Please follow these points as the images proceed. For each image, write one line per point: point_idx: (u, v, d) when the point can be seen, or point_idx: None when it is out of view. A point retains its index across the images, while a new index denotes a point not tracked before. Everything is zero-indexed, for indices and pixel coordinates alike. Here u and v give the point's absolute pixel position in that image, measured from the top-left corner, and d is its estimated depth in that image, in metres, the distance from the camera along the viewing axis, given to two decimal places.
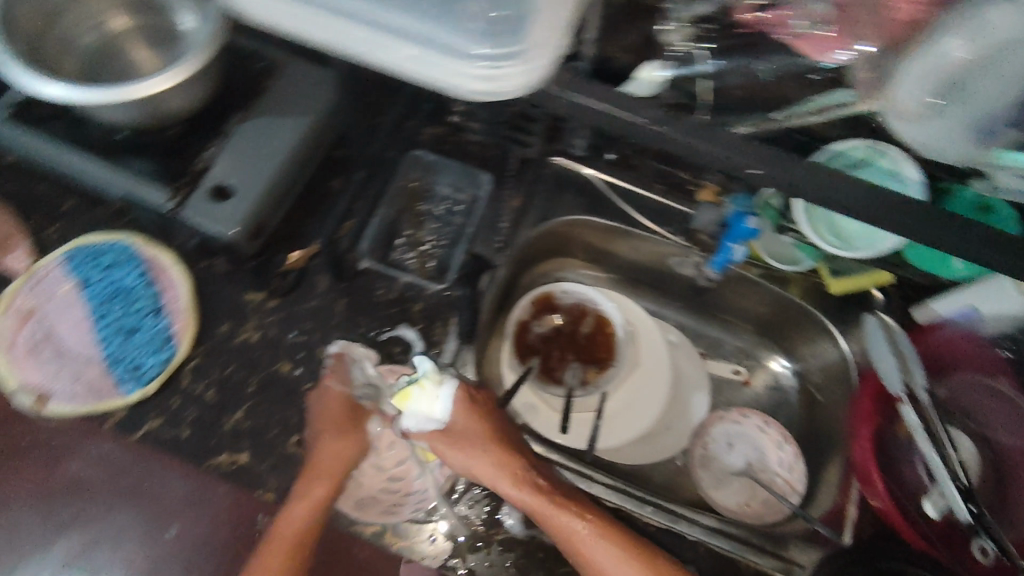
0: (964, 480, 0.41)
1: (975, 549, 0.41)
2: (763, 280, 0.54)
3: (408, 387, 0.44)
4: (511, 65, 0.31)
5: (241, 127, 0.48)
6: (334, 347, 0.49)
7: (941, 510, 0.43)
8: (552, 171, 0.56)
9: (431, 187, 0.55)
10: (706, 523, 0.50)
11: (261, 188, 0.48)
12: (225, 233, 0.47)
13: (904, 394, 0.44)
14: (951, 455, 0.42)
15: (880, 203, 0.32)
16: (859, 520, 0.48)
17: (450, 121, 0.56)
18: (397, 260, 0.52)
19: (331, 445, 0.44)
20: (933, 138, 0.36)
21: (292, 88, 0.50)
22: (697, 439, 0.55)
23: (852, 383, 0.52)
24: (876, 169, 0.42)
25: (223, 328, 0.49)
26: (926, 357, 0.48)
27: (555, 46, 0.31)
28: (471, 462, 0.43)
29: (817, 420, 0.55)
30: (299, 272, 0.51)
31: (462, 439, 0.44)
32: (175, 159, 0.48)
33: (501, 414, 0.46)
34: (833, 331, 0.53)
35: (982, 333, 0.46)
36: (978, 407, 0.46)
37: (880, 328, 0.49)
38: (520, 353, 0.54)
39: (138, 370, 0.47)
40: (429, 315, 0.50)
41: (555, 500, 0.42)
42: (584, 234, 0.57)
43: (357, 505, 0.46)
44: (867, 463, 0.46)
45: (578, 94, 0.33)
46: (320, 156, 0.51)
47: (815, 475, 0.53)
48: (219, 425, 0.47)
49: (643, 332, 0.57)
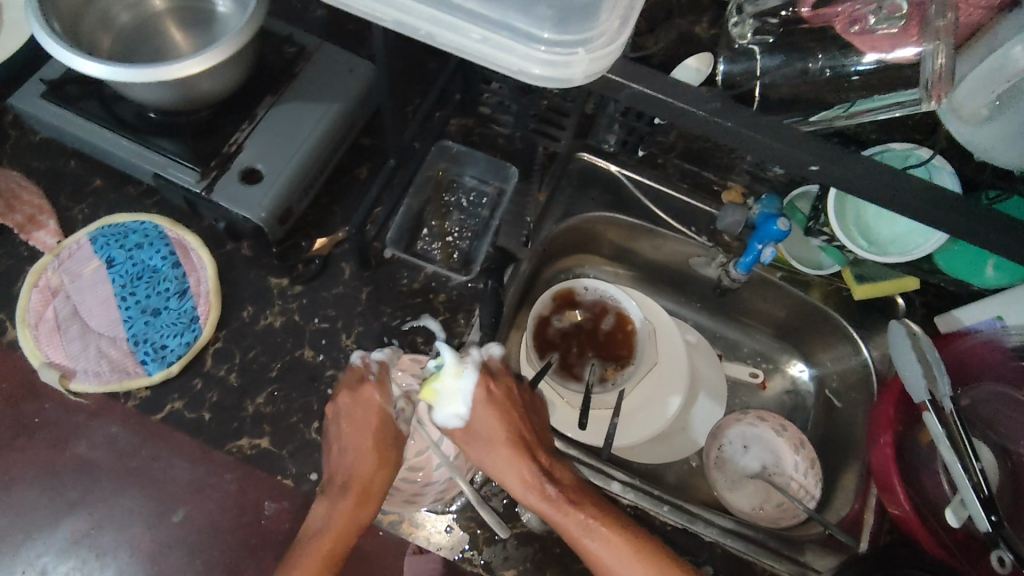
0: (986, 491, 0.39)
1: (993, 559, 0.39)
2: (787, 283, 0.53)
3: (432, 382, 0.41)
4: (582, 53, 0.30)
5: (274, 111, 0.48)
6: (376, 354, 0.43)
7: (962, 519, 0.40)
8: (578, 167, 0.55)
9: (458, 178, 0.55)
10: (723, 523, 0.47)
11: (289, 172, 0.47)
12: (253, 217, 0.46)
13: (927, 403, 0.41)
14: (975, 465, 0.39)
15: (920, 204, 0.32)
16: (876, 528, 0.46)
17: (478, 112, 0.56)
18: (422, 251, 0.52)
19: (351, 434, 0.42)
20: (988, 138, 0.38)
21: (324, 74, 0.50)
22: (713, 441, 0.54)
23: (873, 389, 0.51)
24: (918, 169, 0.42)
25: (247, 313, 0.49)
26: (950, 364, 0.46)
27: (619, 35, 0.30)
28: (486, 456, 0.40)
29: (833, 428, 0.54)
30: (323, 259, 0.51)
31: (478, 433, 0.40)
32: (206, 142, 0.47)
33: (525, 406, 0.42)
34: (855, 337, 0.52)
35: (1006, 344, 0.45)
36: (999, 417, 0.43)
37: (903, 331, 0.45)
38: (541, 348, 0.54)
39: (162, 351, 0.47)
40: (452, 307, 0.50)
41: (567, 498, 0.39)
42: (607, 232, 0.56)
43: None
44: (887, 469, 0.44)
45: (629, 85, 0.32)
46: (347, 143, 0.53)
47: (832, 480, 0.52)
48: (240, 409, 0.47)
49: (663, 331, 0.57)
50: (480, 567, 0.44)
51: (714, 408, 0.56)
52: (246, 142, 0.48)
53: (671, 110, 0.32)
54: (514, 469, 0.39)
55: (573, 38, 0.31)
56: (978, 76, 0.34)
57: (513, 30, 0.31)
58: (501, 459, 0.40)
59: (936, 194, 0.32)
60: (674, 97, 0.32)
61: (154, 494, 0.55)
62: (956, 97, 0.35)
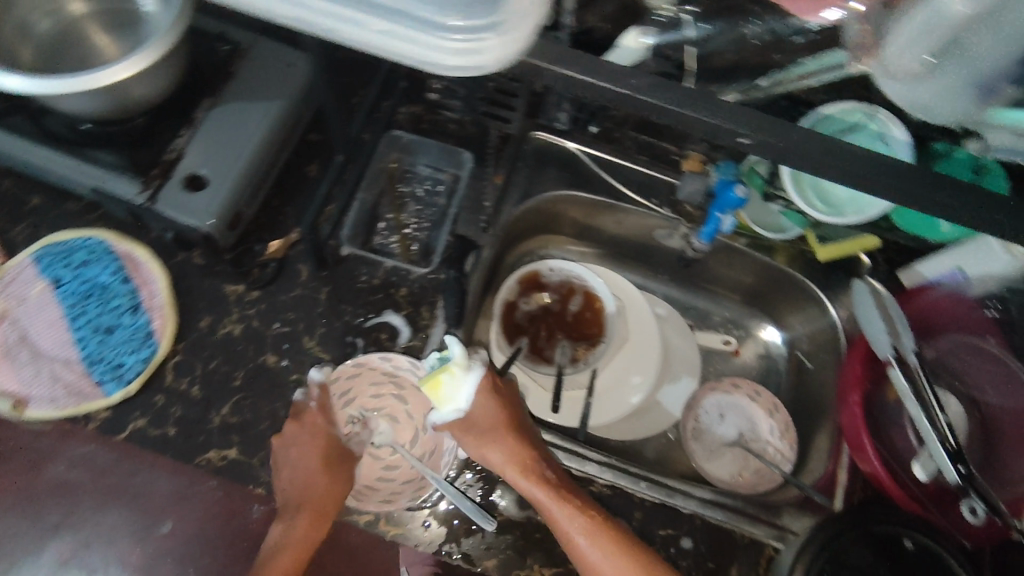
0: (953, 442, 0.42)
1: (966, 511, 0.43)
2: (751, 249, 0.54)
3: (438, 373, 0.44)
4: (491, 37, 0.31)
5: (213, 114, 0.47)
6: (317, 374, 0.47)
7: (930, 472, 0.44)
8: (533, 146, 0.55)
9: (411, 168, 0.54)
10: (702, 495, 0.48)
11: (234, 176, 0.46)
12: (201, 225, 0.45)
13: (893, 358, 0.44)
14: (940, 417, 0.42)
15: (876, 164, 0.31)
16: (850, 487, 0.48)
17: (427, 99, 0.54)
18: (380, 245, 0.52)
19: (302, 446, 0.45)
20: (931, 96, 0.35)
21: (262, 71, 0.49)
22: (689, 412, 0.55)
23: (841, 350, 0.52)
24: (865, 133, 0.42)
25: (205, 322, 0.48)
26: (914, 318, 0.49)
27: (531, 16, 0.31)
28: (489, 452, 0.43)
29: (804, 387, 0.56)
30: (279, 262, 0.50)
31: (485, 430, 0.44)
32: (143, 150, 0.46)
33: (520, 407, 0.46)
34: (822, 300, 0.53)
35: (969, 295, 0.47)
36: (966, 368, 0.47)
37: (868, 292, 0.46)
38: (509, 334, 0.54)
39: (119, 370, 0.46)
40: (415, 299, 0.50)
41: (559, 495, 0.42)
42: (568, 210, 0.56)
43: (355, 496, 0.46)
44: (857, 425, 0.45)
45: (561, 65, 0.31)
46: (294, 141, 0.51)
47: (804, 444, 0.53)
48: (205, 422, 0.46)
49: (632, 308, 0.57)
50: (460, 560, 0.44)
51: (687, 383, 0.56)
52: (187, 148, 0.46)
53: (602, 93, 0.32)
54: (512, 463, 0.43)
55: (483, 23, 0.31)
56: (917, 17, 0.32)
57: (420, 20, 0.32)
58: (501, 456, 0.43)
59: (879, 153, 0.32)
60: (607, 80, 0.31)
61: (134, 506, 0.50)
62: (887, 54, 0.34)
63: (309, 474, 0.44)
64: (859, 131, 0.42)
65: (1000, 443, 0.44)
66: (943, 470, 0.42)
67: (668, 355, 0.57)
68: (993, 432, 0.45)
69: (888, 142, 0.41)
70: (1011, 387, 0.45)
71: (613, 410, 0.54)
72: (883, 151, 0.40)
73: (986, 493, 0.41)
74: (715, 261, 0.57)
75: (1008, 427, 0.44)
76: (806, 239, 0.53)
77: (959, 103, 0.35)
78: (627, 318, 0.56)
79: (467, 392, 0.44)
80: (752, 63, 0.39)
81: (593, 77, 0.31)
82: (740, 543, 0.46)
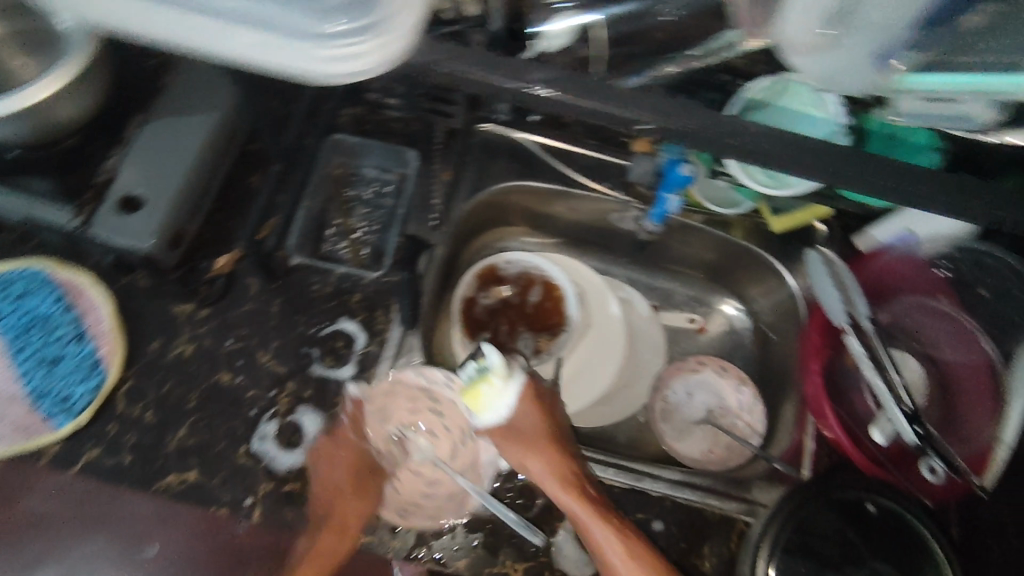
0: (908, 405, 0.49)
1: (926, 470, 0.50)
2: (707, 226, 0.58)
3: (479, 385, 0.49)
4: (358, 42, 0.37)
5: (142, 135, 0.48)
6: (354, 391, 0.51)
7: (887, 434, 0.50)
8: (479, 138, 0.59)
9: (357, 170, 0.57)
10: (670, 477, 0.52)
11: (171, 197, 0.48)
12: (142, 247, 0.47)
13: (846, 326, 0.50)
14: (895, 380, 0.50)
15: (795, 146, 0.40)
16: (816, 453, 0.53)
17: (368, 100, 0.58)
18: (330, 251, 0.55)
19: (337, 469, 0.49)
20: (833, 69, 0.42)
21: (188, 80, 0.50)
22: (657, 394, 0.60)
23: (801, 317, 0.57)
24: (792, 113, 0.50)
25: (154, 346, 0.51)
26: (871, 280, 0.55)
27: (396, 26, 0.37)
28: (527, 462, 0.49)
29: (768, 360, 0.61)
30: (226, 277, 0.53)
31: (525, 441, 0.49)
32: (72, 175, 0.49)
33: (559, 422, 0.52)
34: (781, 271, 0.58)
35: (921, 256, 0.52)
36: (921, 328, 0.53)
37: (822, 262, 0.54)
38: (470, 329, 0.59)
39: (68, 402, 0.49)
40: (368, 304, 0.53)
41: (590, 503, 0.47)
42: (516, 200, 0.61)
43: (398, 513, 0.50)
44: (819, 397, 0.50)
45: (436, 65, 0.39)
46: (235, 151, 0.53)
47: (772, 416, 0.58)
48: (162, 447, 0.49)
49: (592, 294, 0.62)
50: (433, 561, 0.49)
51: (653, 362, 0.62)
52: (120, 170, 0.48)
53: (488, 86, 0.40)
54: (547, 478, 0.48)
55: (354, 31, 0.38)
56: (805, 4, 0.39)
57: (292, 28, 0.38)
58: (534, 467, 0.48)
59: (785, 139, 0.41)
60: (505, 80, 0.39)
61: (114, 531, 0.48)
62: (788, 34, 0.41)
63: (332, 494, 0.48)
64: (784, 110, 0.50)
65: (955, 393, 0.51)
66: (901, 432, 0.49)
67: (634, 335, 0.62)
68: (949, 384, 0.51)
69: (827, 123, 0.49)
70: (961, 342, 0.51)
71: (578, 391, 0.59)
72: (816, 132, 0.49)
73: (945, 454, 0.48)
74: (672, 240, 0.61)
75: (959, 379, 0.51)
76: (760, 212, 0.58)
77: (863, 72, 0.42)
78: (588, 305, 0.62)
79: (507, 400, 0.49)
80: (665, 41, 0.50)
81: (490, 74, 0.39)
82: (709, 519, 0.50)
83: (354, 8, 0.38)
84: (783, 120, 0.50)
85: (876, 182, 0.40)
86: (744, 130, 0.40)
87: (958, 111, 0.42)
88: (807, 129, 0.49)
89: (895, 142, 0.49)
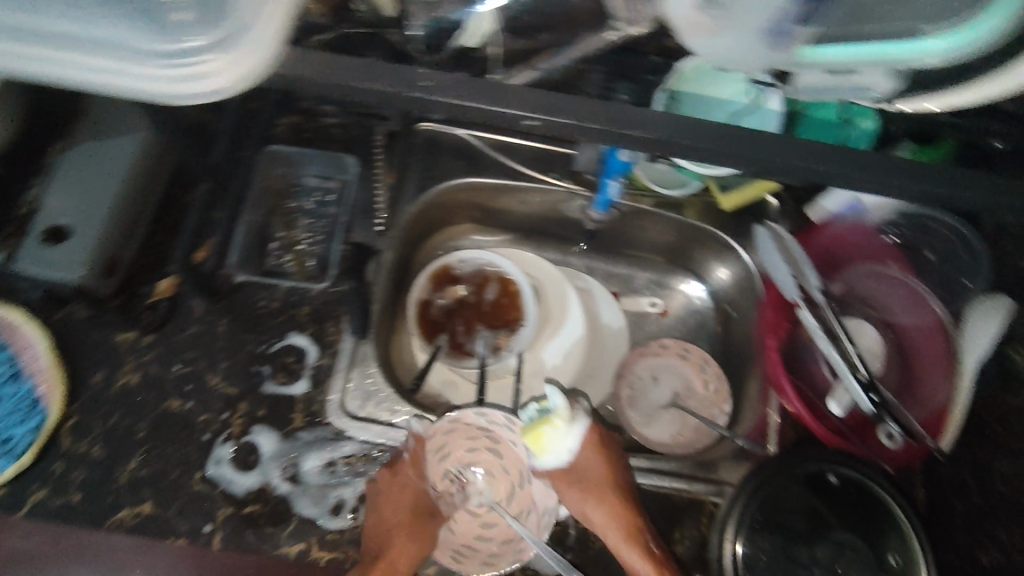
0: (863, 373, 0.59)
1: (885, 437, 0.60)
2: (658, 207, 0.69)
3: (545, 425, 0.59)
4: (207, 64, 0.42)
5: (79, 170, 0.64)
6: (417, 426, 0.61)
7: (844, 404, 0.60)
8: (421, 136, 0.71)
9: (297, 179, 0.70)
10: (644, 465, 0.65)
11: (106, 222, 0.63)
12: (69, 275, 0.62)
13: (796, 301, 0.61)
14: (850, 350, 0.60)
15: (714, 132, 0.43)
16: (782, 426, 0.64)
17: (300, 111, 0.71)
18: (273, 266, 0.68)
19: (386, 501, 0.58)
20: (726, 48, 0.47)
21: (104, 110, 0.66)
22: (624, 380, 0.70)
23: (756, 292, 0.69)
24: (727, 104, 0.57)
25: (97, 378, 0.63)
26: (823, 244, 0.66)
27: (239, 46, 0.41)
28: (586, 501, 0.58)
29: (729, 341, 0.73)
30: (168, 300, 0.65)
31: (582, 478, 0.59)
32: (3, 206, 0.64)
33: (623, 467, 0.61)
34: (732, 245, 0.69)
35: (868, 219, 0.63)
36: (871, 294, 0.65)
37: (773, 239, 0.65)
38: (428, 332, 0.72)
39: (9, 444, 0.59)
40: (318, 317, 0.66)
41: (647, 552, 0.55)
42: (473, 197, 0.73)
43: (455, 556, 0.59)
44: (776, 373, 0.61)
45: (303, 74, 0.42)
46: (163, 181, 0.67)
47: (739, 388, 0.70)
48: (112, 482, 0.59)
49: (550, 286, 0.75)
50: None
51: (619, 349, 0.73)
52: (68, 199, 0.64)
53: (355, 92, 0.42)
54: (596, 502, 0.58)
55: (201, 55, 0.42)
56: None
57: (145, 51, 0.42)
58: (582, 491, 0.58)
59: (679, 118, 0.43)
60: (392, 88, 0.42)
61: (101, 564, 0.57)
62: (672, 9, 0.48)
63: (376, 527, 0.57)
64: (723, 102, 0.57)
65: (909, 354, 0.62)
66: (858, 400, 0.59)
67: (596, 326, 0.74)
68: (904, 347, 0.62)
69: (764, 111, 0.55)
70: (915, 308, 0.62)
71: (537, 388, 0.70)
72: (756, 122, 0.54)
73: (900, 419, 0.58)
74: (619, 227, 0.72)
75: (911, 342, 0.62)
76: (710, 191, 0.69)
77: (758, 45, 0.46)
78: (548, 298, 0.74)
79: (568, 441, 0.59)
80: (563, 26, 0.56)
81: (368, 83, 0.42)
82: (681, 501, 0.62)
83: (206, 26, 0.42)
84: (720, 113, 0.56)
85: (786, 156, 0.43)
86: (620, 131, 0.43)
87: (857, 84, 0.48)
88: (749, 121, 0.55)
89: (812, 122, 0.56)
